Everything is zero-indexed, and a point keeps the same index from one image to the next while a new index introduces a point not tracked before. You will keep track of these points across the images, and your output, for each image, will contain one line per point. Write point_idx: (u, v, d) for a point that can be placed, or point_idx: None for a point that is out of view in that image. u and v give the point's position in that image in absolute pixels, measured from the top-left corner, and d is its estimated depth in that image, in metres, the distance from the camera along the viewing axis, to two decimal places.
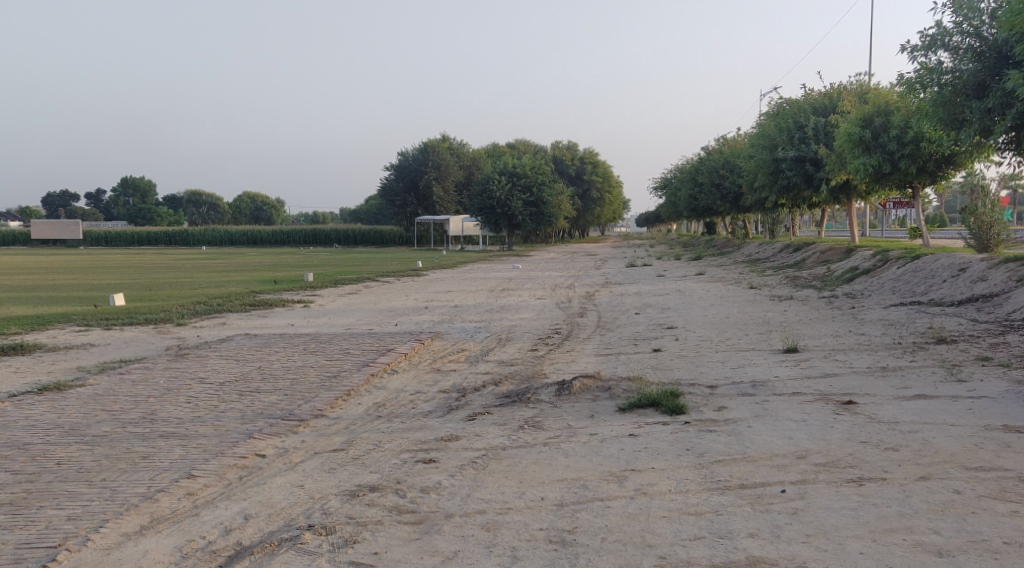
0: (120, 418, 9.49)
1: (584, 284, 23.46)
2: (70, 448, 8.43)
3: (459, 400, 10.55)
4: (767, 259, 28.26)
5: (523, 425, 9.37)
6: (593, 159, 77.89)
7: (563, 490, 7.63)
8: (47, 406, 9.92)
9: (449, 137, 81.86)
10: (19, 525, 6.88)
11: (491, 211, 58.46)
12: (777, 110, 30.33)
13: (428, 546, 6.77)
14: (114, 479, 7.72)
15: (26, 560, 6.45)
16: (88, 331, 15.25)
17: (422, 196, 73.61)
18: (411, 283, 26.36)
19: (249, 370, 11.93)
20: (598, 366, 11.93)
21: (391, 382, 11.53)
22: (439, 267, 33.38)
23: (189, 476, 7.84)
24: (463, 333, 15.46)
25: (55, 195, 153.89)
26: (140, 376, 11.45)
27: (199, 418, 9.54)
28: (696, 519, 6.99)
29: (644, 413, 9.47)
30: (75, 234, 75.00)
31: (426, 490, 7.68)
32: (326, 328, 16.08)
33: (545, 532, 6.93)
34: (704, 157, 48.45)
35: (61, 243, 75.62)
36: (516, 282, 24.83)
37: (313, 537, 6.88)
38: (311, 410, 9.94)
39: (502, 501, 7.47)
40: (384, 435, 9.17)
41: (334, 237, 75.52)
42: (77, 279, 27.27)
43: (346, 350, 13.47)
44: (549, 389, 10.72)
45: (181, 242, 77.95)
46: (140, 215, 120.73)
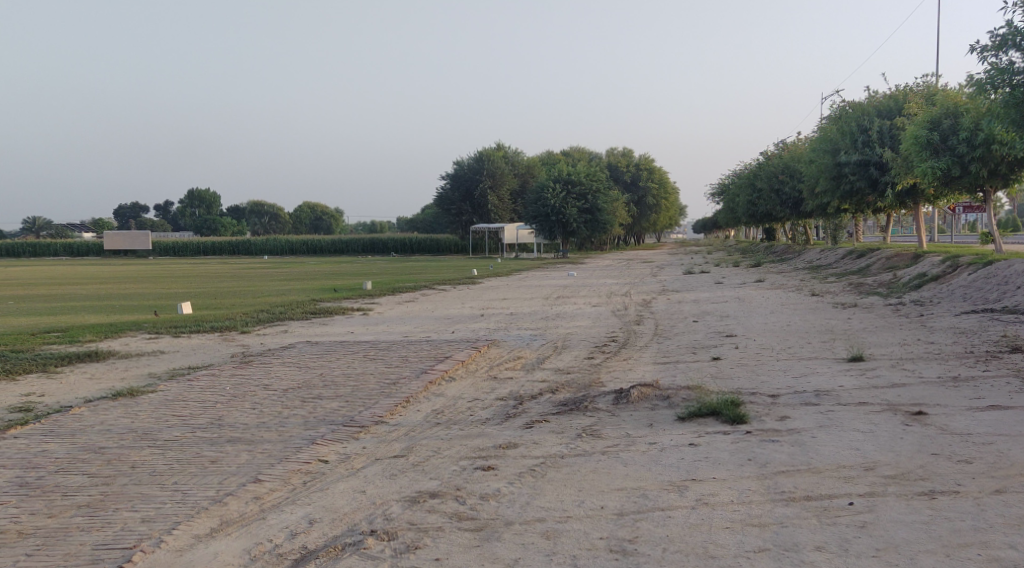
0: (189, 423, 9.71)
1: (639, 291, 23.35)
2: (144, 453, 8.64)
3: (516, 408, 10.59)
4: (829, 266, 27.84)
5: (580, 433, 9.40)
6: (650, 166, 77.60)
7: (623, 499, 7.63)
8: (122, 412, 10.16)
9: (504, 145, 82.20)
10: (96, 526, 7.05)
11: (546, 218, 58.65)
12: (839, 114, 29.97)
13: (489, 554, 6.80)
14: (184, 483, 7.90)
15: (103, 560, 6.60)
16: (158, 338, 15.60)
17: (477, 204, 73.91)
18: (468, 290, 26.52)
19: (311, 378, 12.10)
20: (656, 374, 11.90)
21: (449, 389, 11.62)
22: (522, 267, 39.89)
23: (255, 481, 8.00)
24: (520, 340, 15.53)
25: (127, 207, 158.92)
26: (208, 383, 11.69)
27: (264, 424, 9.72)
28: (761, 531, 6.95)
29: (705, 421, 9.42)
30: (145, 244, 77.12)
31: (486, 497, 7.74)
32: (386, 335, 16.26)
33: (605, 542, 6.93)
34: (763, 163, 47.98)
35: (131, 254, 77.66)
36: (572, 290, 24.81)
37: (376, 542, 6.97)
38: (371, 417, 10.05)
39: (561, 509, 7.49)
40: (443, 442, 9.24)
41: (392, 246, 76.37)
42: (144, 288, 27.95)
43: (404, 358, 13.60)
44: (606, 397, 10.72)
45: (243, 251, 79.45)
46: (205, 225, 123.55)
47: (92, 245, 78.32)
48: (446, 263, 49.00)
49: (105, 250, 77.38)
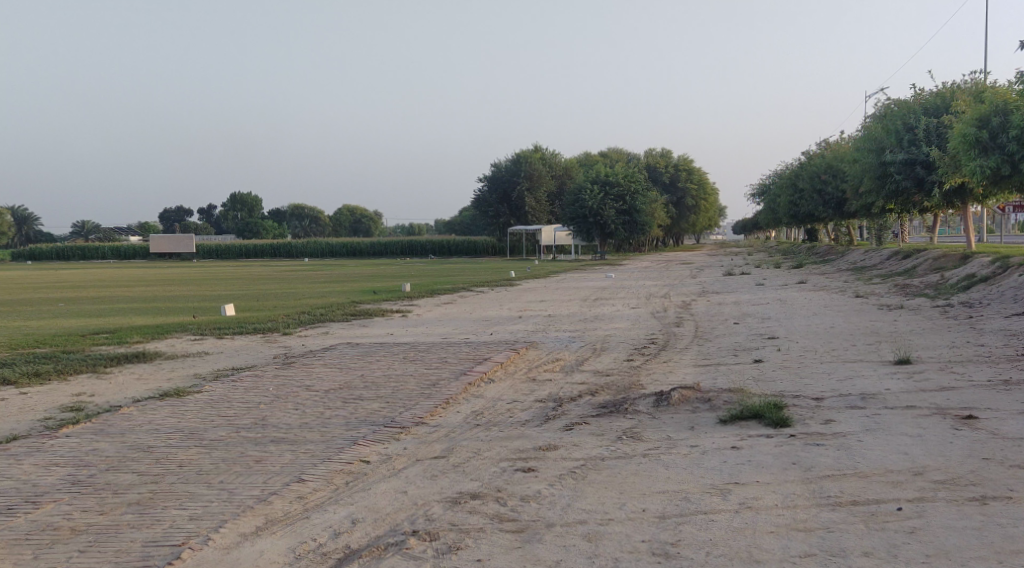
0: (234, 423, 9.83)
1: (679, 292, 23.25)
2: (190, 452, 8.76)
3: (555, 410, 10.58)
4: (874, 266, 27.53)
5: (621, 435, 9.37)
6: (689, 167, 77.20)
7: (665, 502, 7.59)
8: (169, 411, 10.31)
9: (542, 147, 82.25)
10: (146, 524, 7.16)
11: (584, 220, 58.64)
12: (884, 113, 29.61)
13: (531, 555, 6.81)
14: (230, 482, 7.99)
15: (152, 557, 6.69)
16: (203, 340, 15.79)
17: (514, 206, 73.96)
18: (507, 292, 26.58)
19: (352, 379, 12.20)
20: (696, 377, 11.84)
21: (488, 391, 11.64)
22: (558, 267, 42.36)
23: (298, 480, 8.07)
24: (559, 342, 15.53)
25: (171, 212, 161.57)
26: (252, 384, 11.83)
27: (306, 424, 9.81)
28: (807, 536, 6.88)
29: (747, 425, 9.34)
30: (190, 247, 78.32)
31: (527, 499, 7.74)
32: (426, 337, 16.37)
33: (647, 545, 6.90)
34: (806, 162, 47.56)
35: (176, 258, 78.70)
36: (610, 291, 24.77)
37: (418, 542, 7.00)
38: (412, 418, 10.09)
39: (603, 511, 7.47)
40: (484, 444, 9.26)
41: (430, 248, 76.79)
42: (188, 291, 28.41)
43: (444, 359, 13.65)
44: (647, 399, 10.68)
45: (285, 254, 80.35)
46: (248, 227, 125.06)
47: (139, 248, 79.48)
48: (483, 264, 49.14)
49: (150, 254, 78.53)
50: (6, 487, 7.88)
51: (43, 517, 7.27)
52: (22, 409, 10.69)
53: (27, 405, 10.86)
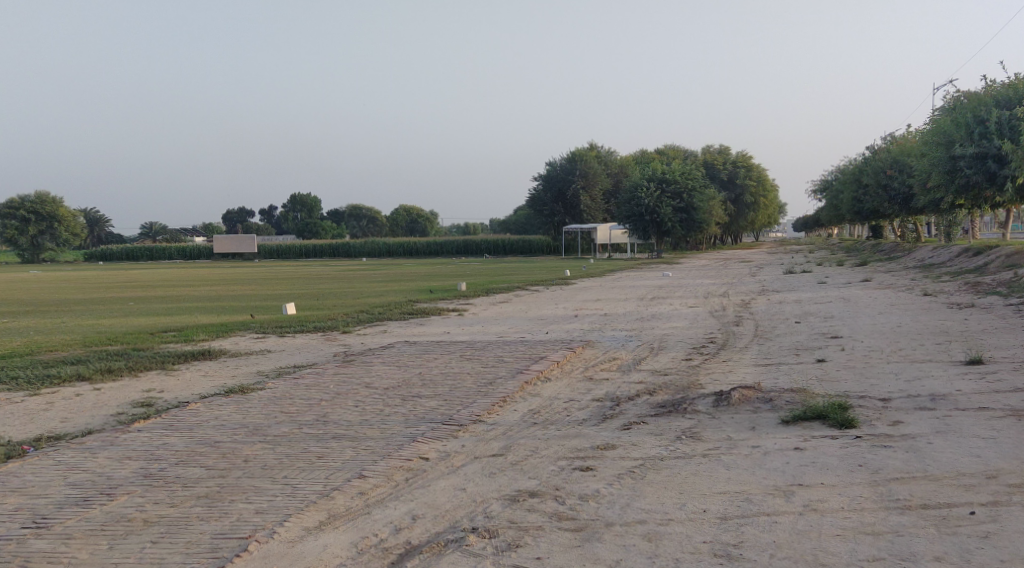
0: (296, 419, 9.95)
1: (739, 291, 23.01)
2: (255, 447, 8.89)
3: (613, 409, 10.52)
4: (943, 264, 26.92)
5: (680, 435, 9.28)
6: (748, 163, 76.30)
7: (727, 503, 7.49)
8: (234, 407, 10.49)
9: (598, 145, 82.03)
10: (214, 516, 7.27)
11: (639, 217, 58.31)
12: (954, 105, 28.85)
13: (591, 554, 6.77)
14: (293, 477, 8.08)
15: (220, 549, 6.78)
16: (265, 338, 16.01)
17: (569, 205, 73.77)
18: (562, 291, 26.56)
19: (410, 376, 12.28)
20: (757, 376, 11.69)
21: (544, 390, 11.60)
22: (613, 267, 40.51)
23: (359, 476, 8.13)
24: (615, 341, 15.44)
25: (234, 212, 164.57)
26: (313, 381, 12.00)
27: (366, 421, 9.89)
28: (875, 540, 6.75)
29: (810, 425, 9.19)
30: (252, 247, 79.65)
31: (586, 498, 7.70)
32: (482, 335, 16.45)
33: (709, 546, 6.82)
34: (871, 158, 46.66)
35: (239, 257, 80.09)
36: (668, 290, 24.59)
37: (477, 539, 7.01)
38: (470, 416, 10.11)
39: (663, 511, 7.40)
40: (541, 442, 9.23)
41: (485, 247, 76.93)
42: (252, 291, 29.00)
43: (501, 358, 13.67)
44: (707, 399, 10.57)
45: (343, 254, 81.26)
46: (308, 227, 126.72)
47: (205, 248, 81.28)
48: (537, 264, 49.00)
49: (215, 254, 80.01)
50: (81, 479, 8.06)
51: (116, 509, 7.42)
52: (94, 404, 10.94)
53: (99, 401, 11.11)
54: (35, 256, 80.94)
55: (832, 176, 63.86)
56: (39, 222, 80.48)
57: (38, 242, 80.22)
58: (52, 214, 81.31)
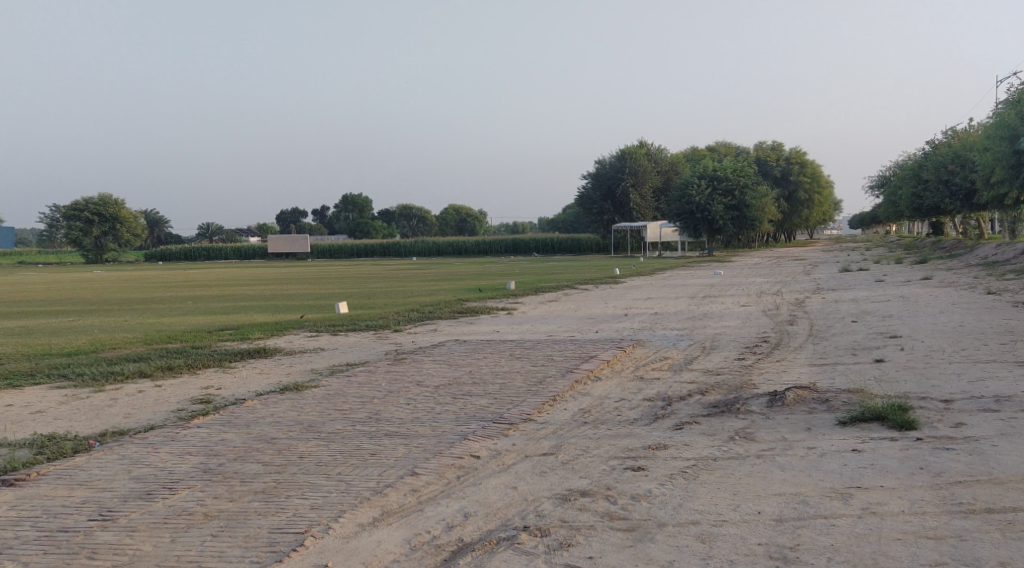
0: (349, 417, 10.03)
1: (793, 289, 22.73)
2: (309, 444, 8.98)
3: (664, 409, 10.43)
4: (1006, 262, 26.29)
5: (733, 436, 9.16)
6: (803, 159, 75.28)
7: (783, 505, 7.38)
8: (289, 404, 10.63)
9: (648, 142, 81.55)
10: (271, 511, 7.35)
11: (690, 215, 57.85)
12: (1018, 98, 28.12)
13: (643, 554, 6.71)
14: (347, 473, 8.14)
15: (277, 544, 6.85)
16: (319, 336, 16.24)
17: (619, 203, 73.42)
18: (612, 289, 26.46)
19: (461, 374, 12.33)
20: (813, 376, 11.52)
21: (595, 389, 11.54)
22: (664, 265, 38.84)
23: (412, 474, 8.16)
24: (665, 340, 15.32)
25: (288, 213, 166.93)
26: (366, 378, 12.11)
27: (418, 418, 9.93)
28: (937, 544, 6.61)
29: (869, 427, 9.03)
30: (305, 247, 80.65)
31: (638, 498, 7.63)
32: (531, 334, 16.46)
33: (764, 548, 6.73)
34: (931, 153, 45.74)
35: (292, 257, 81.09)
36: (720, 288, 24.40)
37: (529, 537, 7.00)
38: (520, 414, 10.10)
39: (716, 512, 7.32)
40: (593, 442, 9.18)
41: (534, 246, 77.07)
42: (309, 288, 29.54)
43: (550, 356, 13.66)
44: (760, 399, 10.44)
45: (394, 253, 82.05)
46: (359, 228, 127.94)
47: (260, 248, 82.72)
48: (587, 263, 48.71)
49: (269, 254, 81.26)
50: (144, 473, 8.20)
51: (178, 503, 7.54)
52: (155, 401, 11.14)
53: (160, 397, 11.31)
54: (98, 257, 82.83)
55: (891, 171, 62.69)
56: (101, 224, 82.34)
57: (101, 242, 82.04)
58: (114, 216, 83.11)
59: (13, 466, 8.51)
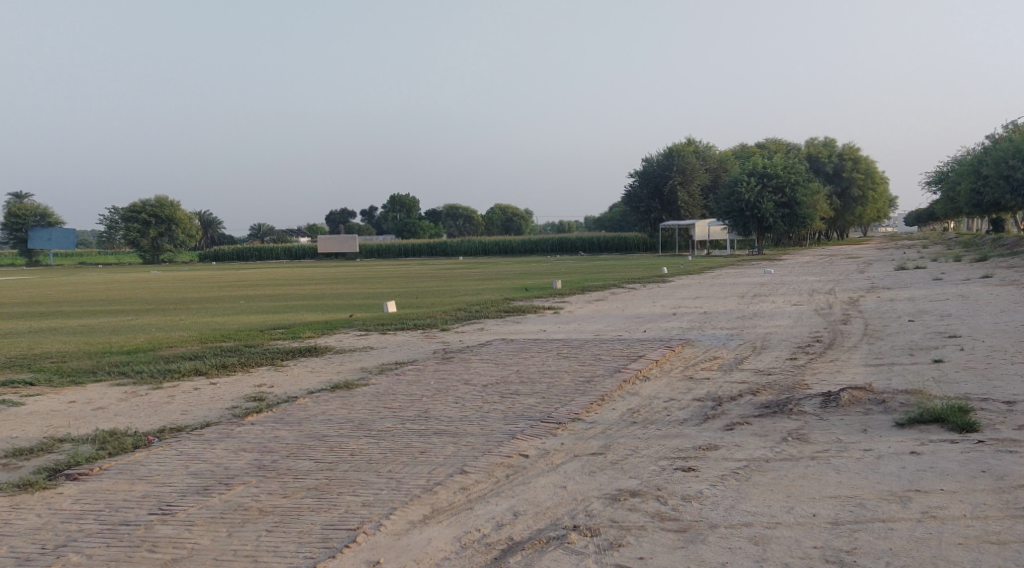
0: (398, 415, 10.05)
1: (846, 288, 22.34)
2: (360, 441, 9.01)
3: (715, 409, 10.29)
4: None
5: (786, 437, 9.01)
6: (856, 155, 74.11)
7: (838, 507, 7.23)
8: (340, 402, 10.68)
9: (696, 140, 80.87)
10: (324, 508, 7.38)
11: (740, 213, 57.22)
12: None
13: (695, 555, 6.62)
14: (397, 471, 8.15)
15: (330, 540, 6.87)
16: (368, 335, 16.30)
17: (666, 201, 72.88)
18: (660, 288, 26.26)
19: (509, 373, 12.31)
20: (868, 376, 11.30)
21: (644, 388, 11.44)
22: (710, 264, 38.97)
23: (461, 472, 8.14)
24: (715, 340, 15.14)
25: (337, 213, 168.67)
26: (414, 377, 12.13)
27: (466, 417, 9.91)
28: (1001, 550, 6.44)
29: (928, 429, 8.82)
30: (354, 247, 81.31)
31: (689, 498, 7.54)
32: (579, 333, 16.38)
33: (820, 551, 6.60)
34: (991, 147, 44.71)
35: (342, 257, 81.90)
36: (770, 287, 24.05)
37: (579, 537, 6.94)
38: (568, 413, 10.04)
39: (769, 514, 7.19)
40: (642, 441, 9.09)
41: (580, 245, 76.83)
42: (358, 288, 29.65)
43: (598, 356, 13.57)
44: (814, 400, 10.26)
45: (441, 253, 82.45)
46: (406, 228, 128.71)
47: (310, 248, 83.82)
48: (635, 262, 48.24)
49: (319, 254, 82.15)
50: (200, 469, 8.29)
51: (233, 498, 7.60)
52: (210, 398, 11.28)
53: (214, 395, 11.44)
54: (154, 258, 84.43)
55: (949, 167, 61.40)
56: (157, 225, 83.80)
57: (157, 242, 83.69)
58: (169, 217, 84.39)
59: (77, 461, 8.66)
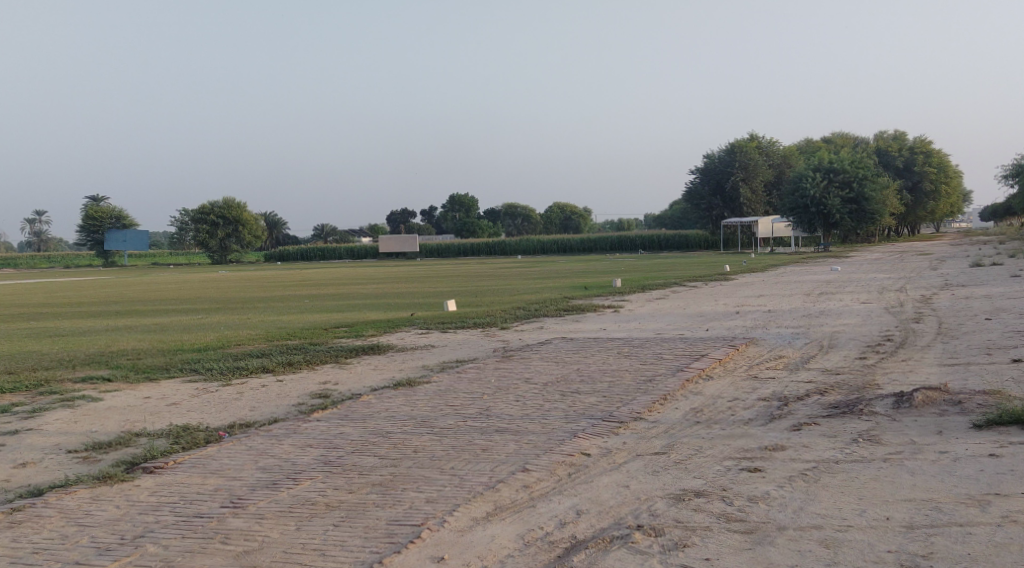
0: (461, 412, 10.01)
1: (917, 285, 21.76)
2: (423, 438, 8.99)
3: (781, 409, 10.05)
4: None
5: (857, 438, 8.75)
6: (928, 149, 72.31)
7: (913, 511, 6.99)
8: (403, 399, 10.69)
9: (760, 135, 79.75)
10: (388, 503, 7.37)
11: (805, 210, 56.31)
12: None
13: (763, 557, 6.45)
14: (460, 468, 8.11)
15: (395, 535, 6.85)
16: (429, 333, 16.32)
17: (728, 198, 71.97)
18: (721, 286, 25.92)
19: (569, 371, 12.20)
20: (942, 376, 10.94)
21: (707, 388, 11.22)
22: (776, 262, 38.37)
23: (524, 470, 8.06)
24: (780, 339, 14.84)
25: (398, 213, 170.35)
26: (476, 375, 12.10)
27: (528, 415, 9.84)
28: None
29: (1006, 430, 8.51)
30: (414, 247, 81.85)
31: (755, 499, 7.35)
32: (640, 331, 16.22)
33: (895, 556, 6.37)
34: None
35: (403, 257, 82.55)
36: (837, 285, 23.53)
37: (644, 537, 6.81)
38: (630, 412, 9.90)
39: (840, 517, 6.98)
40: (706, 441, 8.92)
41: (640, 243, 76.41)
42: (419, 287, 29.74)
43: (660, 354, 13.38)
44: (885, 400, 9.96)
45: (499, 251, 82.71)
46: (466, 227, 129.28)
47: (371, 246, 84.77)
48: (695, 260, 47.70)
49: (381, 254, 82.98)
50: (269, 464, 8.34)
51: (301, 493, 7.63)
52: (277, 395, 11.38)
53: (282, 392, 11.54)
54: (222, 258, 85.72)
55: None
56: (225, 226, 85.35)
57: (226, 243, 85.28)
58: (237, 219, 85.73)
59: (153, 454, 8.79)
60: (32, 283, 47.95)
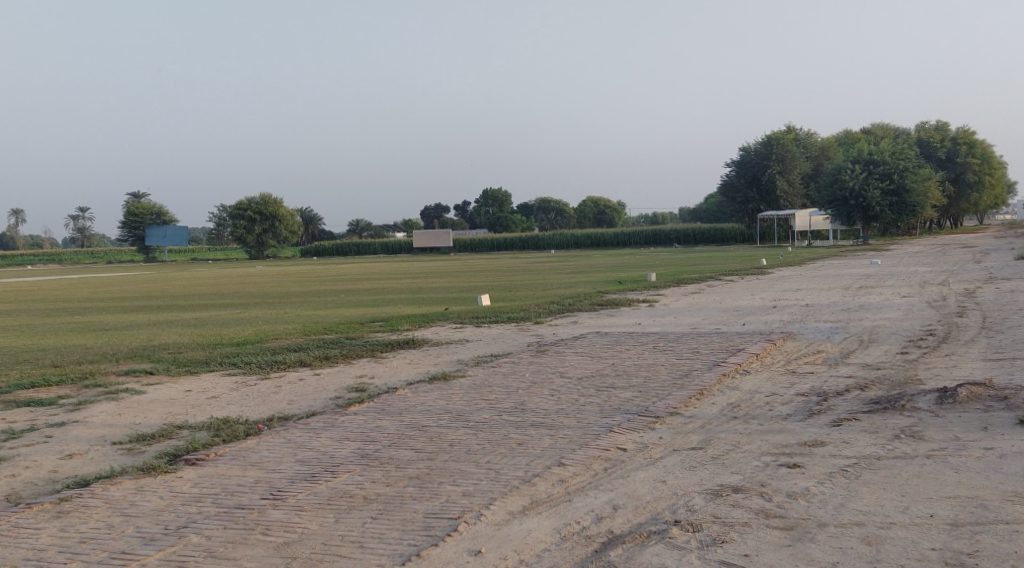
0: (496, 406, 9.98)
1: (959, 279, 21.37)
2: (459, 432, 8.97)
3: (821, 405, 9.91)
4: None
5: (899, 434, 8.61)
6: (970, 139, 71.10)
7: (957, 508, 6.85)
8: (438, 393, 10.69)
9: (798, 127, 78.89)
10: (425, 496, 7.36)
11: (843, 202, 55.62)
12: None
13: (803, 554, 6.35)
14: (496, 461, 8.08)
15: (432, 528, 6.84)
16: (464, 327, 16.32)
17: (765, 191, 71.33)
18: (758, 281, 25.66)
19: (604, 366, 12.14)
20: (987, 371, 10.72)
21: (744, 383, 11.10)
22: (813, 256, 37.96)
23: (560, 464, 8.01)
24: (818, 333, 14.65)
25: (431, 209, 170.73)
26: (510, 369, 12.07)
27: (563, 409, 9.79)
28: None
29: None
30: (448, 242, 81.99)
31: (794, 495, 7.25)
32: (675, 326, 16.09)
33: (939, 554, 6.25)
34: None
35: (437, 252, 82.85)
36: (877, 279, 23.19)
37: (681, 532, 6.74)
38: (666, 407, 9.81)
39: (883, 514, 6.86)
40: (744, 436, 8.82)
41: (675, 237, 75.98)
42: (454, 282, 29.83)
43: (696, 349, 13.27)
44: (928, 396, 9.78)
45: (533, 246, 82.63)
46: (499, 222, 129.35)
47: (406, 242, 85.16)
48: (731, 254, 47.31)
49: (415, 250, 83.32)
50: (307, 457, 8.37)
51: (339, 485, 7.65)
52: (314, 388, 11.42)
53: (319, 385, 11.60)
54: (259, 252, 87.26)
55: None
56: (263, 221, 86.07)
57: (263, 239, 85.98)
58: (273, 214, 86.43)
59: (194, 447, 8.86)
60: (74, 278, 48.66)
